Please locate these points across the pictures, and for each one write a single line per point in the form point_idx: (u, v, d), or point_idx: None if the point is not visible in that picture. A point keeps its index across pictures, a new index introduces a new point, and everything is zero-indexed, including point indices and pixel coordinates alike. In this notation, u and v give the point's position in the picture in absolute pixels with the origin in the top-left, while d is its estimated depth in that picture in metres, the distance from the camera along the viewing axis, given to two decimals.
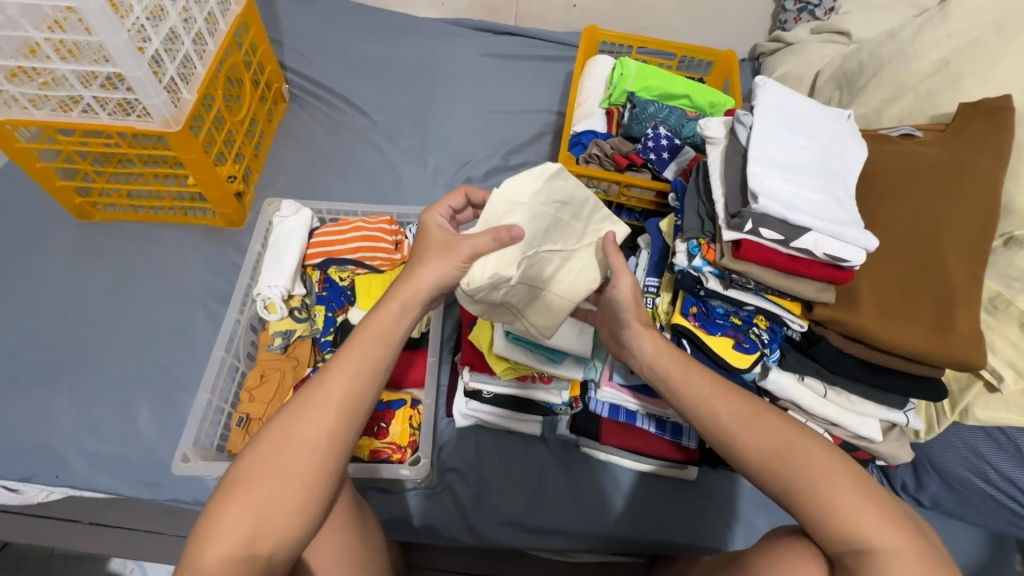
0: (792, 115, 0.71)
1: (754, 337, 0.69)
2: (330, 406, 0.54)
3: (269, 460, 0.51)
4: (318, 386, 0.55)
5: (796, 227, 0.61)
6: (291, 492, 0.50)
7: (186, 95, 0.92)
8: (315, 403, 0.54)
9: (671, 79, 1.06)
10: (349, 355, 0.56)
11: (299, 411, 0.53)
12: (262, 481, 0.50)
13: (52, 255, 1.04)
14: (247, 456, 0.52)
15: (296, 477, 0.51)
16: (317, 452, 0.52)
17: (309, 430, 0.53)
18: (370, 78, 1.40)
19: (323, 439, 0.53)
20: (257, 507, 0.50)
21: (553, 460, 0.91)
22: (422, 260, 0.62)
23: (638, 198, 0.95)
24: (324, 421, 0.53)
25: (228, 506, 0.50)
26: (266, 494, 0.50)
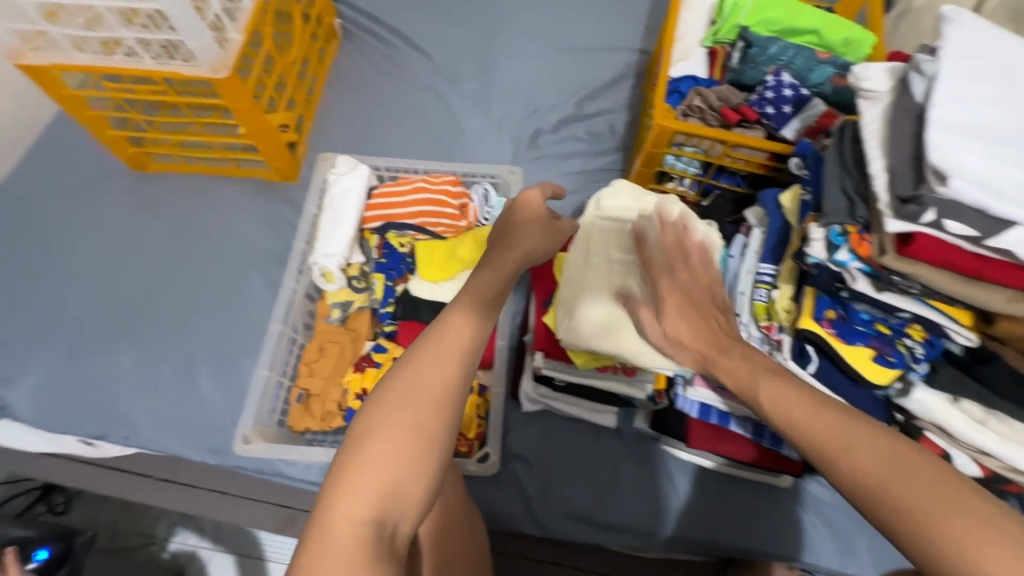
0: (993, 61, 0.53)
1: (904, 350, 0.56)
2: (452, 356, 0.47)
3: (393, 413, 0.44)
4: (442, 336, 0.48)
5: (999, 221, 0.45)
6: (418, 447, 0.43)
7: (232, 35, 0.82)
8: (436, 352, 0.47)
9: (795, 9, 0.86)
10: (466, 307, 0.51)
11: (419, 359, 0.47)
12: (388, 436, 0.43)
13: (110, 207, 1.01)
14: (367, 408, 0.45)
15: (422, 428, 0.44)
16: (443, 402, 0.45)
17: (432, 380, 0.46)
18: (430, 10, 1.24)
19: (447, 387, 0.46)
20: (388, 463, 0.42)
21: (627, 454, 0.83)
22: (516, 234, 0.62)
23: (746, 159, 0.79)
24: (448, 370, 0.46)
25: (352, 461, 0.42)
26: (396, 448, 0.42)
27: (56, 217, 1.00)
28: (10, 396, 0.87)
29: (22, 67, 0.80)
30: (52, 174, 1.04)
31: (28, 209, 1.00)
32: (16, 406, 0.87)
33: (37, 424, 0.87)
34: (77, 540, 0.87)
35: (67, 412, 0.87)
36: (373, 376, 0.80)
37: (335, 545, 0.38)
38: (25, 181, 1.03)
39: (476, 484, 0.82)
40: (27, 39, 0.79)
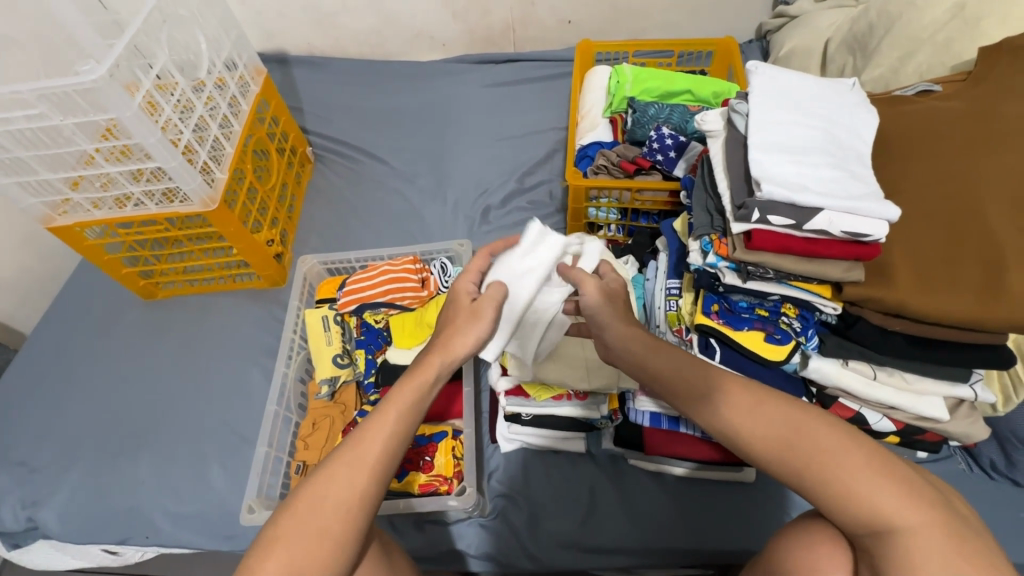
0: (789, 94, 0.69)
1: (785, 327, 0.68)
2: (365, 464, 0.53)
3: (303, 520, 0.51)
4: (357, 446, 0.54)
5: (807, 210, 0.59)
6: (322, 556, 0.49)
7: (219, 174, 1.00)
8: (349, 463, 0.53)
9: (668, 77, 1.05)
10: (383, 420, 0.56)
11: (336, 471, 0.53)
12: (292, 537, 0.50)
13: (124, 334, 1.16)
14: (287, 517, 0.51)
15: (328, 535, 0.50)
16: (349, 509, 0.52)
17: (348, 486, 0.52)
18: (386, 127, 1.47)
19: (357, 498, 0.52)
20: (283, 565, 0.48)
21: (603, 475, 0.90)
22: (454, 329, 0.65)
23: (652, 200, 0.94)
24: (358, 476, 0.53)
25: (263, 564, 0.48)
26: (298, 553, 0.49)
27: (77, 350, 1.14)
28: (39, 516, 0.95)
29: (52, 228, 0.99)
30: (73, 314, 1.19)
31: (55, 347, 1.15)
32: (46, 525, 0.94)
33: (63, 539, 0.94)
34: None
35: (91, 523, 0.94)
36: None
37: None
38: (50, 324, 1.18)
39: (470, 528, 0.88)
40: (55, 207, 0.97)
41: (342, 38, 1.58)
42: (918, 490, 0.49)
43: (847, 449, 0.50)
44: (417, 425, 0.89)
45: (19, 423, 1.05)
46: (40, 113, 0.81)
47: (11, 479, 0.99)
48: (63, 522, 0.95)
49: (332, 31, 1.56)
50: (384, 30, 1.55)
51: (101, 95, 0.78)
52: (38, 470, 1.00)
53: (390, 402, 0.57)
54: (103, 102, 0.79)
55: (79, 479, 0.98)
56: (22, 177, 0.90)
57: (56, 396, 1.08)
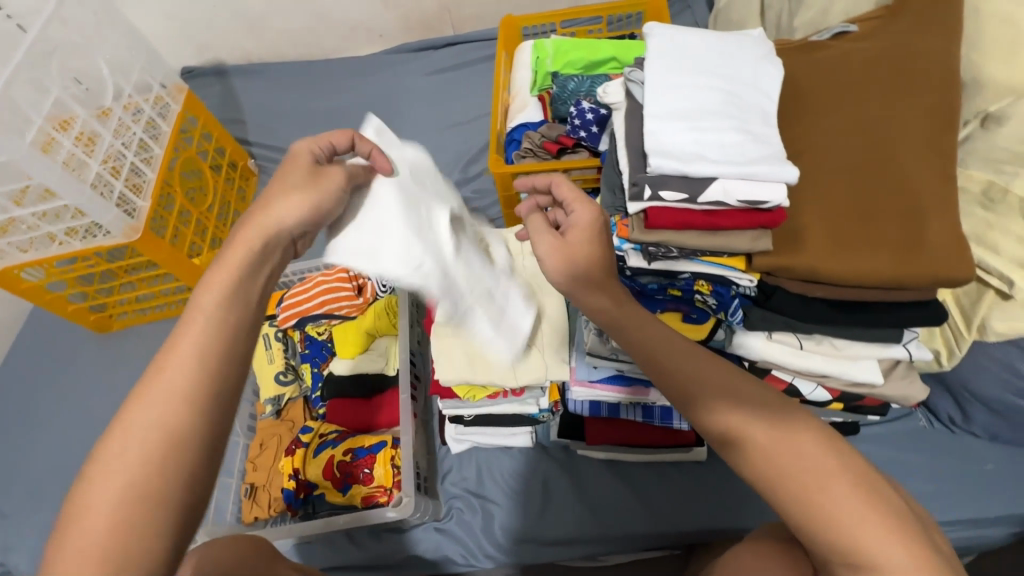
0: (687, 55, 0.64)
1: (701, 305, 0.63)
2: (191, 350, 0.44)
3: (143, 409, 0.42)
4: (178, 334, 0.45)
5: (698, 180, 0.55)
6: (160, 459, 0.41)
7: (140, 204, 0.97)
8: (171, 354, 0.44)
9: (591, 46, 1.00)
10: (197, 306, 0.46)
11: (164, 365, 0.43)
12: (135, 435, 0.41)
13: (82, 371, 1.16)
14: (119, 428, 0.42)
15: (165, 432, 0.41)
16: (189, 399, 0.43)
17: (183, 362, 0.44)
18: (328, 130, 1.44)
19: (193, 387, 0.43)
20: (114, 481, 0.40)
21: (555, 466, 0.88)
22: (280, 191, 0.53)
23: (582, 179, 0.91)
24: (187, 364, 0.43)
25: (104, 469, 0.40)
26: (142, 438, 0.41)
27: (38, 391, 1.15)
28: (12, 559, 0.97)
29: None
30: (31, 356, 1.19)
31: (18, 389, 1.16)
32: (18, 566, 0.96)
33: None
34: None
35: None
36: (302, 455, 0.85)
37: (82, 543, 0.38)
38: (10, 368, 1.18)
39: (425, 532, 0.88)
40: None
41: (276, 42, 1.53)
42: (902, 524, 0.44)
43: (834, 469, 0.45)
44: (357, 437, 0.86)
45: None
46: None
47: None
48: (35, 562, 0.96)
49: (264, 36, 1.51)
50: (318, 28, 1.50)
51: None
52: (8, 513, 1.01)
53: (206, 283, 0.47)
54: None
55: (48, 519, 0.99)
56: None
57: (20, 438, 1.09)
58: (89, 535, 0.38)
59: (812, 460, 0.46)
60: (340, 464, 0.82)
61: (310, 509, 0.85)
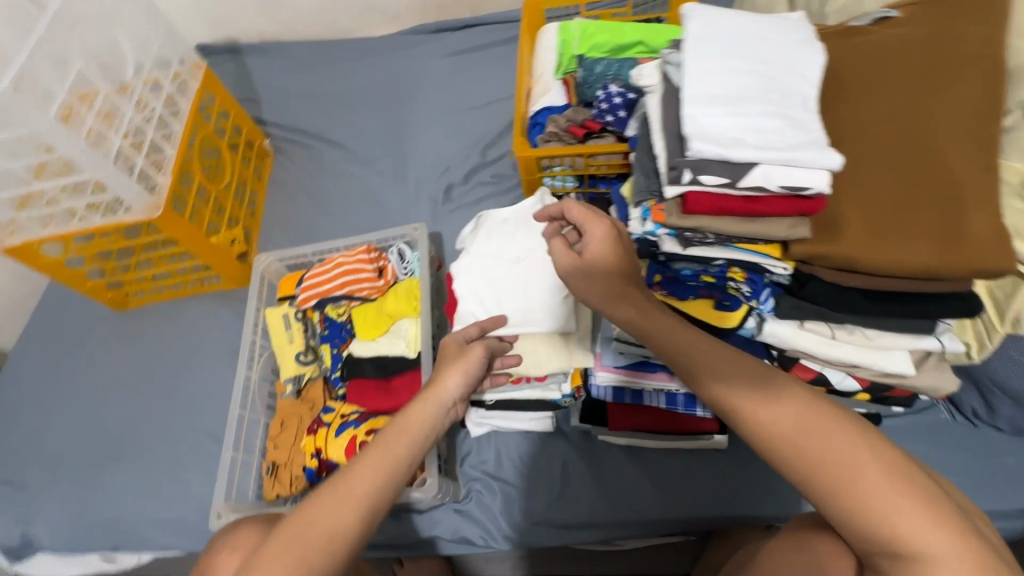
0: (726, 37, 0.63)
1: (734, 293, 0.63)
2: (388, 457, 0.59)
3: (317, 515, 0.53)
4: (381, 438, 0.60)
5: (739, 165, 0.54)
6: None
7: (160, 180, 0.97)
8: (358, 473, 0.57)
9: (618, 29, 0.98)
10: (399, 425, 0.62)
11: (337, 496, 0.55)
12: (274, 558, 0.51)
13: (101, 347, 1.16)
14: (284, 538, 0.52)
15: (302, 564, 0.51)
16: (347, 528, 0.54)
17: (358, 487, 0.56)
18: (344, 111, 1.42)
19: (349, 524, 0.54)
20: None
21: (574, 452, 0.89)
22: (446, 370, 0.68)
23: (607, 164, 0.90)
24: (367, 482, 0.56)
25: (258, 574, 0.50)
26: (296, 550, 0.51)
27: (56, 366, 1.15)
28: (33, 531, 0.98)
29: (8, 250, 0.95)
30: (49, 331, 1.19)
31: (34, 364, 1.16)
32: (39, 539, 0.97)
33: (57, 551, 0.97)
34: None
35: (81, 534, 0.97)
36: (324, 435, 0.86)
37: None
38: (28, 343, 1.18)
39: (444, 514, 0.89)
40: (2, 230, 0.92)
41: (291, 20, 1.51)
42: (939, 507, 0.43)
43: (864, 454, 0.46)
44: (381, 419, 0.86)
45: (7, 442, 1.07)
46: None
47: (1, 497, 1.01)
48: (55, 535, 0.97)
49: (279, 13, 1.49)
50: (333, 8, 1.47)
51: (15, 109, 0.78)
52: (29, 486, 1.02)
53: (405, 415, 0.63)
54: (17, 118, 0.78)
55: (68, 492, 1.00)
56: None
57: (39, 412, 1.10)
58: None
59: (844, 448, 0.46)
60: (362, 445, 0.83)
61: None
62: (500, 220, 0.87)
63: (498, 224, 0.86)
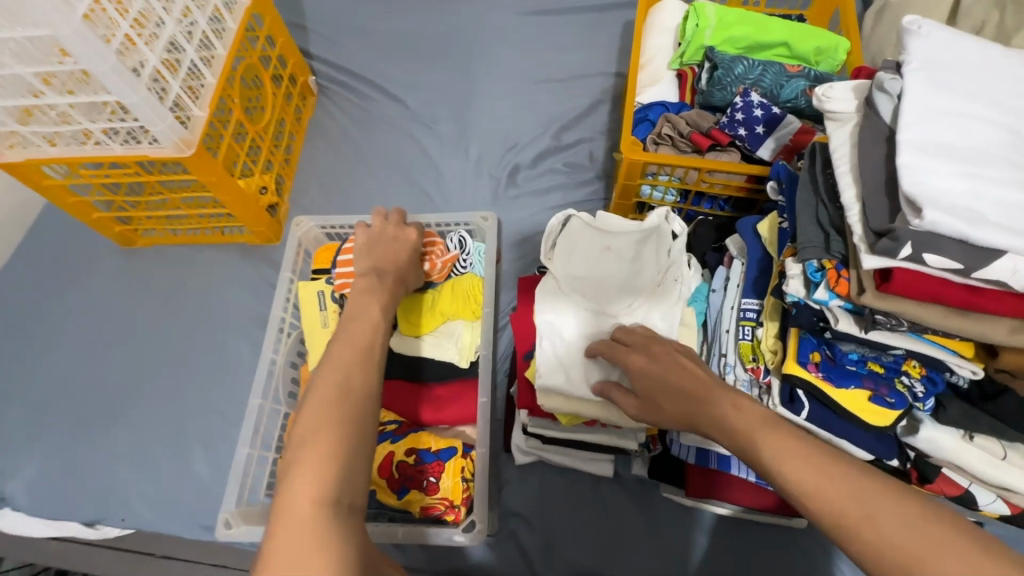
0: (964, 69, 0.50)
1: (902, 389, 0.52)
2: (372, 315, 0.60)
3: (335, 362, 0.51)
4: (355, 307, 0.61)
5: (982, 249, 0.42)
6: (346, 420, 0.46)
7: (197, 112, 0.82)
8: (350, 326, 0.58)
9: (759, 23, 0.83)
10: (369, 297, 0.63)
11: (335, 364, 0.51)
12: (316, 405, 0.47)
13: (100, 287, 1.02)
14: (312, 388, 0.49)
15: (339, 395, 0.48)
16: (363, 357, 0.53)
17: (362, 333, 0.56)
18: (403, 57, 1.25)
19: (366, 349, 0.54)
20: (324, 438, 0.44)
21: (629, 502, 0.79)
22: (379, 253, 0.73)
23: (724, 183, 0.76)
24: (365, 329, 0.57)
25: (306, 435, 0.45)
26: (337, 388, 0.48)
27: (48, 301, 1.02)
28: (7, 487, 0.87)
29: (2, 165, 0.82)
30: (43, 260, 1.05)
31: (24, 295, 1.02)
32: (15, 497, 0.87)
33: (34, 513, 0.87)
34: None
35: (62, 500, 0.86)
36: None
37: (288, 538, 0.39)
38: (19, 268, 1.05)
39: (474, 547, 0.79)
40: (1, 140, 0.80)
41: None
42: None
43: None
44: (422, 436, 0.75)
45: None
46: None
47: None
48: (34, 495, 0.87)
49: None
50: None
51: (31, 3, 0.60)
52: (7, 435, 0.91)
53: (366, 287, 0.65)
54: (34, 12, 0.61)
55: (51, 449, 0.89)
56: None
57: (25, 350, 0.98)
58: (300, 494, 0.41)
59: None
60: (400, 465, 0.72)
61: None
62: (601, 245, 0.70)
63: (598, 248, 0.70)
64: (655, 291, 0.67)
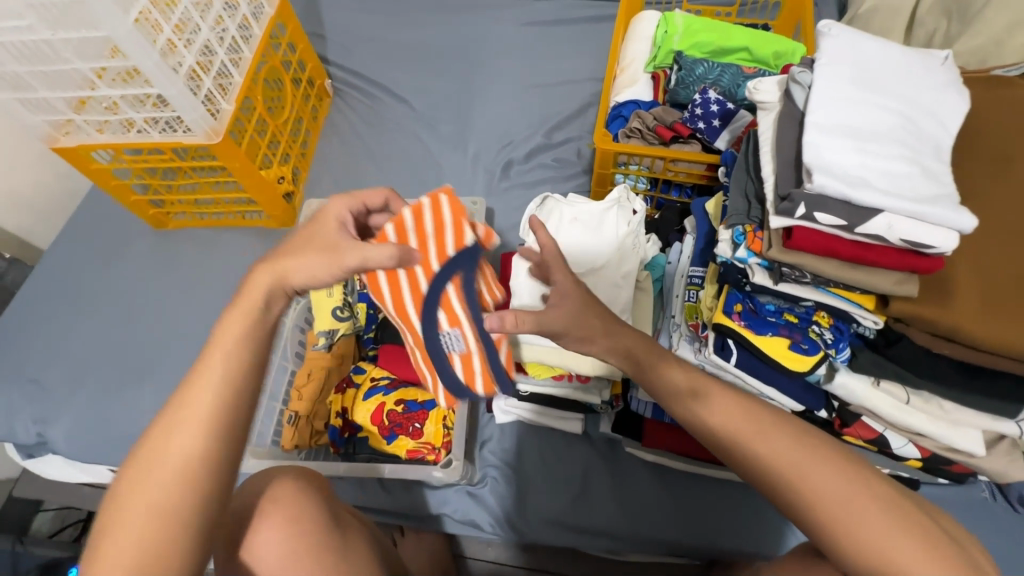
0: (866, 65, 0.58)
1: (814, 337, 0.60)
2: (230, 353, 0.47)
3: (173, 432, 0.44)
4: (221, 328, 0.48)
5: (862, 209, 0.50)
6: (162, 513, 0.42)
7: (225, 106, 0.94)
8: (205, 360, 0.47)
9: (724, 31, 0.92)
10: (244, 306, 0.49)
11: (166, 432, 0.44)
12: (134, 491, 0.42)
13: (135, 263, 1.14)
14: (134, 464, 0.44)
15: (164, 485, 0.42)
16: (207, 421, 0.44)
17: (214, 372, 0.46)
18: (411, 64, 1.37)
19: (209, 407, 0.45)
20: (131, 529, 0.41)
21: (597, 458, 0.87)
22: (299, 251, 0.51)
23: (687, 172, 0.85)
24: (218, 369, 0.46)
25: (108, 518, 0.42)
26: (157, 473, 0.43)
27: (90, 275, 1.14)
28: (49, 433, 0.99)
29: (57, 149, 0.95)
30: (86, 239, 1.18)
31: (68, 269, 1.15)
32: (55, 442, 0.98)
33: (71, 457, 0.98)
34: None
35: (95, 446, 0.97)
36: (353, 395, 0.86)
37: None
38: (65, 245, 1.18)
39: (456, 495, 0.87)
40: (59, 127, 0.93)
41: None
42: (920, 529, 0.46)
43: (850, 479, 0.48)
44: (409, 388, 0.84)
45: (34, 341, 1.08)
46: (28, 26, 0.75)
47: (23, 394, 1.02)
48: (71, 441, 0.98)
49: None
50: None
51: (94, 9, 0.73)
52: (50, 388, 1.03)
53: (261, 280, 0.50)
54: (95, 17, 0.74)
55: (86, 402, 1.01)
56: (21, 94, 0.85)
57: (68, 316, 1.10)
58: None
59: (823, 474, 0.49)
60: (390, 413, 0.82)
61: (351, 450, 0.85)
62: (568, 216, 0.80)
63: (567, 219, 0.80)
64: (613, 251, 0.75)
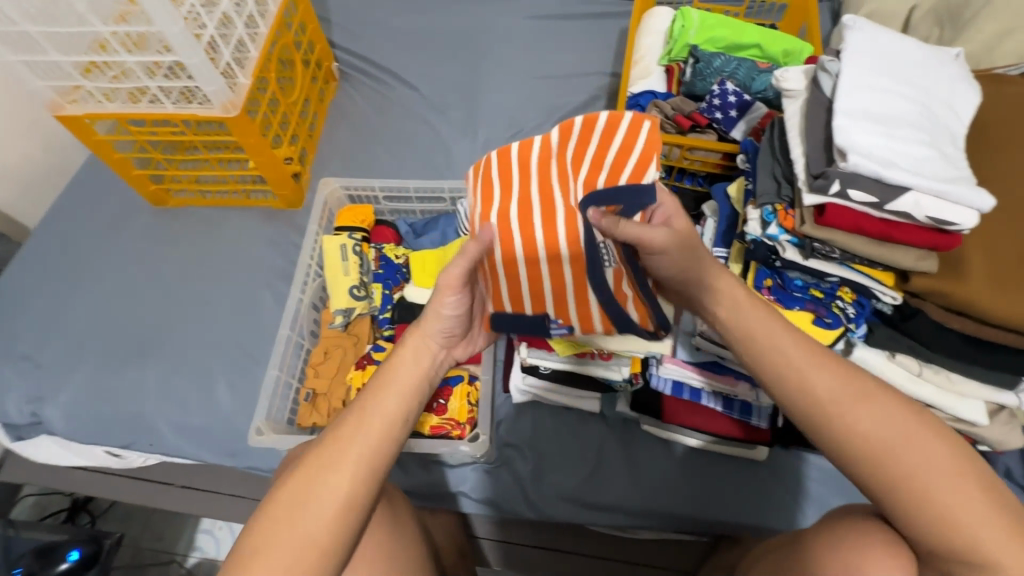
0: (887, 57, 0.62)
1: (838, 311, 0.63)
2: (403, 390, 0.56)
3: (350, 454, 0.51)
4: (389, 370, 0.57)
5: (893, 187, 0.54)
6: (326, 529, 0.49)
7: (242, 80, 0.93)
8: (378, 394, 0.55)
9: (737, 27, 0.96)
10: (412, 348, 0.58)
11: (332, 468, 0.50)
12: (304, 502, 0.49)
13: (133, 240, 1.11)
14: (306, 473, 0.51)
15: (336, 506, 0.49)
16: (378, 453, 0.52)
17: (388, 404, 0.54)
18: (418, 51, 1.37)
19: (383, 437, 0.53)
20: (297, 535, 0.48)
21: (613, 436, 0.89)
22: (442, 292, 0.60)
23: (703, 161, 0.88)
24: (390, 405, 0.54)
25: (279, 522, 0.49)
26: (330, 492, 0.50)
27: (84, 251, 1.10)
28: (44, 412, 0.95)
29: (59, 117, 0.92)
30: (80, 214, 1.14)
31: (61, 245, 1.11)
32: (51, 421, 0.94)
33: (67, 437, 0.94)
34: (103, 546, 0.92)
35: (94, 425, 0.94)
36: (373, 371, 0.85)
37: None
38: (57, 221, 1.13)
39: (473, 472, 0.88)
40: (64, 94, 0.90)
41: None
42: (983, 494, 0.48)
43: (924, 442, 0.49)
44: None
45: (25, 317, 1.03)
46: None
47: (15, 372, 0.98)
48: (68, 420, 0.94)
49: None
50: None
51: None
52: (44, 366, 0.99)
53: (423, 324, 0.60)
54: None
55: (83, 380, 0.97)
56: (29, 56, 0.82)
57: (62, 293, 1.06)
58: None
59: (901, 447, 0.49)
60: None
61: None
62: None
63: None
64: None
